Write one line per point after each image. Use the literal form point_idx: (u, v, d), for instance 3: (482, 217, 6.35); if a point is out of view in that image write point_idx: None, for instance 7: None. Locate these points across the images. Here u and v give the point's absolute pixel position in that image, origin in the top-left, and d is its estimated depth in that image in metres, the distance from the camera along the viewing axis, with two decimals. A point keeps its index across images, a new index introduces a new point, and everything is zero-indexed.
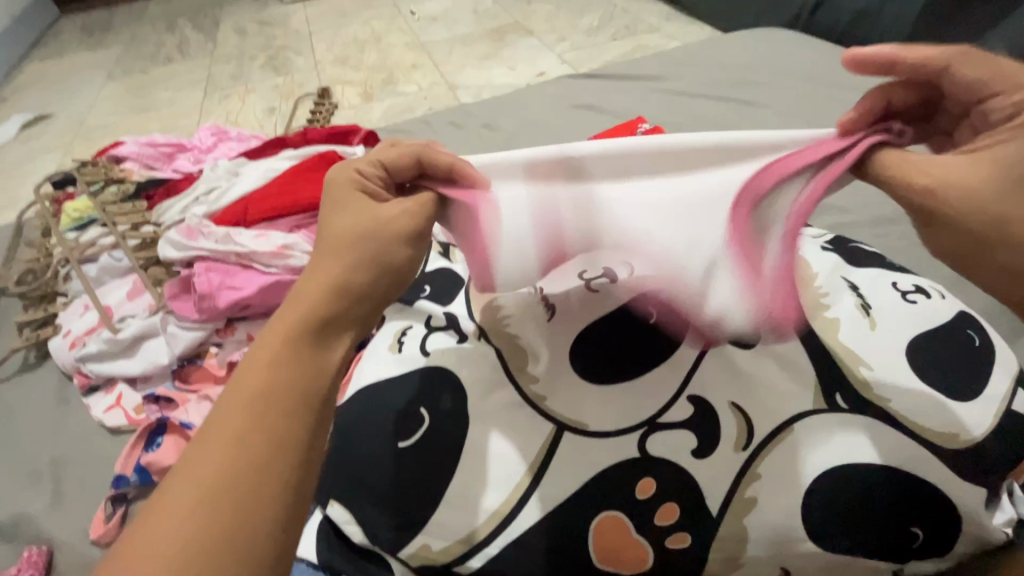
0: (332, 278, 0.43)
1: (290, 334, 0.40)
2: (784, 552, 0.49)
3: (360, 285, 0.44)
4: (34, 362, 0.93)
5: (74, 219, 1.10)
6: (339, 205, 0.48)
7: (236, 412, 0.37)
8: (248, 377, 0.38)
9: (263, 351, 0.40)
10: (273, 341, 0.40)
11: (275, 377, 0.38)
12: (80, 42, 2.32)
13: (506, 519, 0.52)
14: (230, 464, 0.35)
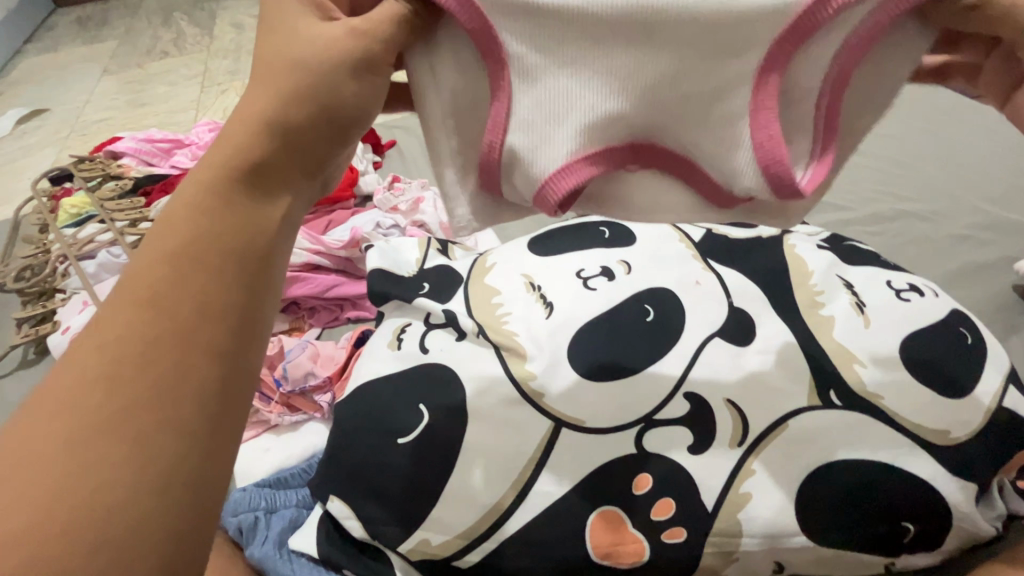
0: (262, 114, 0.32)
1: (218, 182, 0.30)
2: (779, 548, 0.50)
3: (298, 123, 0.32)
4: (33, 358, 0.93)
5: (73, 215, 1.10)
6: (275, 14, 0.34)
7: (138, 286, 0.27)
8: (167, 229, 0.29)
9: (175, 207, 0.29)
10: (196, 188, 0.30)
11: (190, 241, 0.28)
12: (76, 37, 2.30)
13: (504, 515, 0.52)
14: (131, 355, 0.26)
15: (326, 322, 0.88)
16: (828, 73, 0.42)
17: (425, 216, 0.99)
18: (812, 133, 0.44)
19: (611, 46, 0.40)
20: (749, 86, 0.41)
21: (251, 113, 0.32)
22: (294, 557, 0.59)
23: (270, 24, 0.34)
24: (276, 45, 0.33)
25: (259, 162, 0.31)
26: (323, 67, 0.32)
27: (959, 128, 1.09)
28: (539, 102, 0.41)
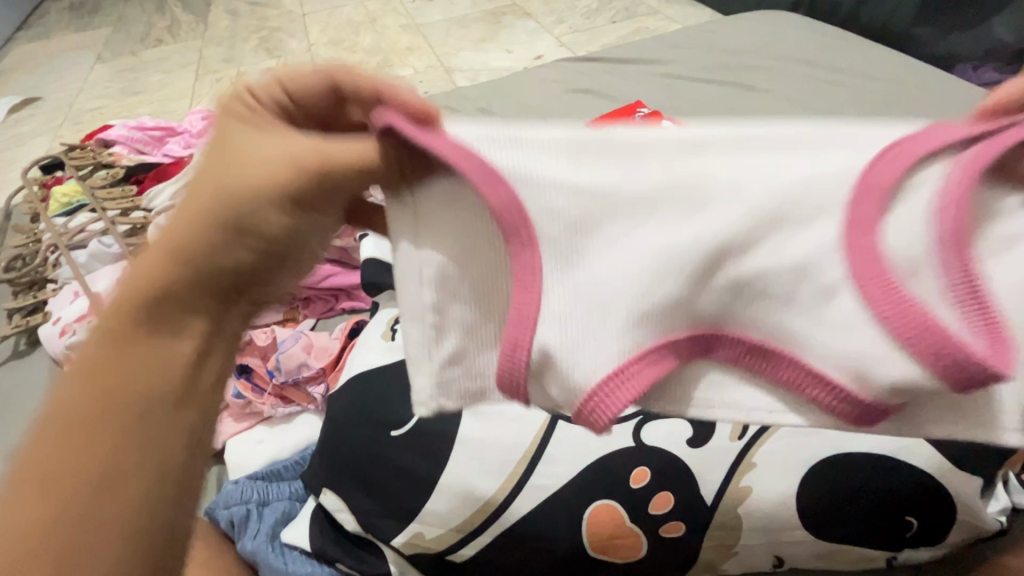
0: (170, 252, 0.27)
1: (117, 332, 0.27)
2: (778, 539, 0.50)
3: (207, 261, 0.27)
4: (24, 349, 0.92)
5: (64, 204, 1.08)
6: (211, 129, 0.29)
7: (44, 448, 0.26)
8: (67, 392, 0.27)
9: (86, 356, 0.27)
10: (98, 339, 0.27)
11: (80, 405, 0.26)
12: (67, 24, 2.26)
13: (499, 508, 0.51)
14: (39, 524, 0.25)
15: (321, 313, 0.87)
16: (941, 237, 0.31)
17: None
18: (956, 309, 0.30)
19: (639, 213, 0.33)
20: (837, 254, 0.32)
21: (163, 255, 0.28)
22: (287, 550, 0.59)
23: (209, 136, 0.29)
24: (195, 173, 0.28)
25: (163, 303, 0.28)
26: (241, 197, 0.27)
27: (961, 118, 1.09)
28: (559, 288, 0.33)
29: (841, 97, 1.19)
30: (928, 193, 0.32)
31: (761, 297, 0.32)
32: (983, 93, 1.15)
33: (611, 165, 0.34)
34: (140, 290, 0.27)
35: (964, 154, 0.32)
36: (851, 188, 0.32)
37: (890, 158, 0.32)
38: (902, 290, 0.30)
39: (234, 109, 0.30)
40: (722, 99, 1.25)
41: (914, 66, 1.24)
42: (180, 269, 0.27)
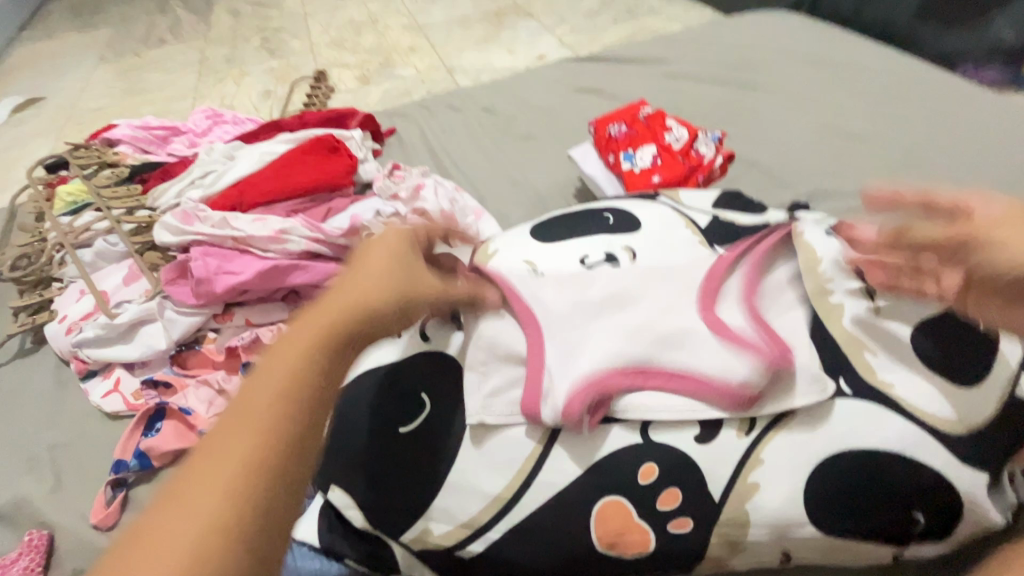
0: (386, 290, 0.43)
1: (330, 334, 0.38)
2: (788, 535, 0.50)
3: (387, 317, 0.42)
4: (30, 347, 0.92)
5: (69, 203, 1.09)
6: (389, 242, 0.46)
7: (272, 396, 0.35)
8: (288, 364, 0.36)
9: (319, 331, 0.39)
10: (315, 336, 0.38)
11: (319, 356, 0.37)
12: (70, 24, 2.26)
13: (508, 504, 0.52)
14: (271, 428, 0.34)
15: None
16: (741, 301, 0.57)
17: (426, 203, 0.97)
18: (749, 354, 0.51)
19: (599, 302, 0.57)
20: (700, 316, 0.55)
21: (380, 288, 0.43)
22: (295, 545, 0.59)
23: (390, 245, 0.46)
24: (387, 264, 0.44)
25: (374, 320, 0.41)
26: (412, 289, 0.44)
27: (964, 117, 1.09)
28: (554, 353, 0.54)
29: (842, 97, 1.20)
30: (737, 281, 0.59)
31: (659, 349, 0.53)
32: (985, 92, 1.16)
33: (575, 284, 0.59)
34: (364, 304, 0.41)
35: (745, 260, 0.60)
36: (698, 292, 0.57)
37: (717, 266, 0.60)
38: (730, 337, 0.53)
39: (407, 228, 0.49)
40: (725, 98, 1.25)
41: (916, 65, 1.24)
42: (390, 302, 0.42)
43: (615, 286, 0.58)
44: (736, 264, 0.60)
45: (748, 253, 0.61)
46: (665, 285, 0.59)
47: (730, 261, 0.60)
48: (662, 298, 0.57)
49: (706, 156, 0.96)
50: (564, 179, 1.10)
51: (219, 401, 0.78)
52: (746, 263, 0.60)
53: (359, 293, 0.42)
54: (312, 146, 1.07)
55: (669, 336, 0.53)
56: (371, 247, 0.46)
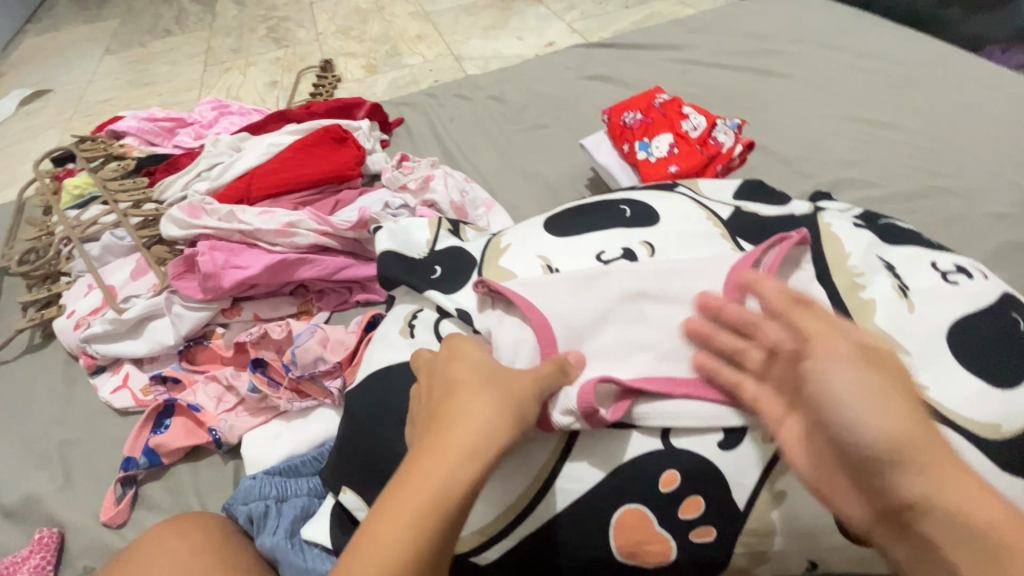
0: (503, 402, 0.44)
1: (468, 450, 0.41)
2: (816, 544, 0.48)
3: (505, 436, 0.42)
4: (39, 342, 0.92)
5: (76, 196, 1.07)
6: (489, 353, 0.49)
7: (418, 494, 0.39)
8: (427, 470, 0.40)
9: (437, 470, 0.40)
10: (451, 454, 0.41)
11: (446, 496, 0.39)
12: (76, 16, 2.25)
13: (523, 513, 0.50)
14: (416, 536, 0.38)
15: (336, 305, 0.87)
16: None
17: (435, 194, 0.94)
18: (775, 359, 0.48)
19: (619, 301, 0.55)
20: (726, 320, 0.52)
21: (494, 418, 0.43)
22: (307, 546, 0.58)
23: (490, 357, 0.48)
24: (498, 371, 0.47)
25: (501, 438, 0.42)
26: (526, 394, 0.45)
27: (993, 102, 1.05)
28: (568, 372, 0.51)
29: (864, 81, 1.16)
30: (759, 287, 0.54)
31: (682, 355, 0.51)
32: (1015, 75, 1.11)
33: (593, 283, 0.56)
34: (478, 440, 0.41)
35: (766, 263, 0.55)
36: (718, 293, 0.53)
37: (740, 266, 0.55)
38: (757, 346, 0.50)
39: (478, 346, 0.51)
40: (741, 83, 1.21)
41: (941, 47, 1.20)
42: (509, 419, 0.43)
43: (636, 285, 0.55)
44: (756, 269, 0.55)
45: (772, 249, 0.56)
46: (688, 286, 0.55)
47: (750, 265, 0.55)
48: (685, 297, 0.54)
49: (726, 144, 0.92)
50: (576, 168, 1.07)
51: (228, 397, 0.76)
52: (765, 264, 0.55)
53: (471, 429, 0.42)
54: (319, 137, 1.05)
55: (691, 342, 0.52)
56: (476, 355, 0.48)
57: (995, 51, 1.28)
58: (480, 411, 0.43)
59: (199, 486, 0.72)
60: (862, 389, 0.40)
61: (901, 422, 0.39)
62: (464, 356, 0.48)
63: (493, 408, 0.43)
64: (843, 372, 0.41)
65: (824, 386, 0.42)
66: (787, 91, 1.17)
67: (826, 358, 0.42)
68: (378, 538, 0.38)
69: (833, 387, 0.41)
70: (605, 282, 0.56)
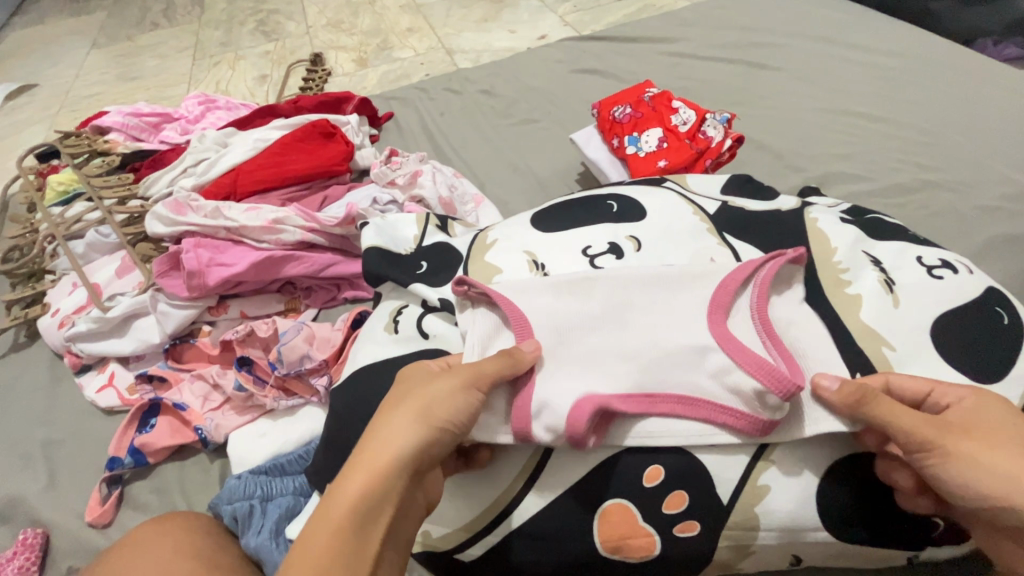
0: (421, 412, 0.45)
1: (386, 461, 0.43)
2: (798, 538, 0.48)
3: (422, 444, 0.44)
4: (24, 341, 0.91)
5: (60, 193, 1.06)
6: (422, 368, 0.50)
7: (338, 506, 0.41)
8: (350, 482, 0.42)
9: (350, 478, 0.42)
10: (369, 466, 0.42)
11: (349, 503, 0.41)
12: (62, 9, 2.21)
13: (505, 510, 0.50)
14: (337, 546, 0.40)
15: (323, 303, 0.86)
16: (760, 325, 0.50)
17: (423, 190, 0.93)
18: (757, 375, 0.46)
19: (605, 302, 0.54)
20: (710, 337, 0.50)
21: (401, 424, 0.44)
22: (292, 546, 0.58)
23: (423, 372, 0.49)
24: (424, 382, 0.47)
25: (417, 446, 0.44)
26: (449, 400, 0.46)
27: (984, 95, 1.05)
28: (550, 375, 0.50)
29: (856, 74, 1.15)
30: (748, 303, 0.52)
31: (662, 362, 0.49)
32: (1006, 68, 1.11)
33: (577, 286, 0.55)
34: (387, 449, 0.43)
35: (760, 276, 0.53)
36: (706, 306, 0.52)
37: (734, 279, 0.53)
38: (740, 363, 0.47)
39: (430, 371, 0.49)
40: (733, 77, 1.20)
41: (934, 40, 1.19)
42: (425, 428, 0.44)
43: (619, 290, 0.54)
44: (747, 284, 0.53)
45: (770, 261, 0.54)
46: (676, 293, 0.54)
47: (740, 280, 0.52)
48: (671, 310, 0.52)
49: (715, 138, 0.91)
50: (566, 163, 1.06)
51: (214, 395, 0.76)
52: (759, 276, 0.53)
53: (382, 438, 0.44)
54: (306, 132, 1.04)
55: (673, 353, 0.50)
56: (410, 373, 0.50)
57: (988, 43, 1.28)
58: (390, 420, 0.45)
59: (186, 486, 0.71)
60: (978, 450, 0.42)
61: (1020, 467, 0.41)
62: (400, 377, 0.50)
63: (404, 414, 0.45)
64: (962, 445, 0.42)
65: (946, 460, 0.42)
66: (778, 85, 1.16)
67: (941, 436, 0.42)
68: (298, 554, 0.40)
69: (962, 458, 0.42)
70: (590, 286, 0.55)
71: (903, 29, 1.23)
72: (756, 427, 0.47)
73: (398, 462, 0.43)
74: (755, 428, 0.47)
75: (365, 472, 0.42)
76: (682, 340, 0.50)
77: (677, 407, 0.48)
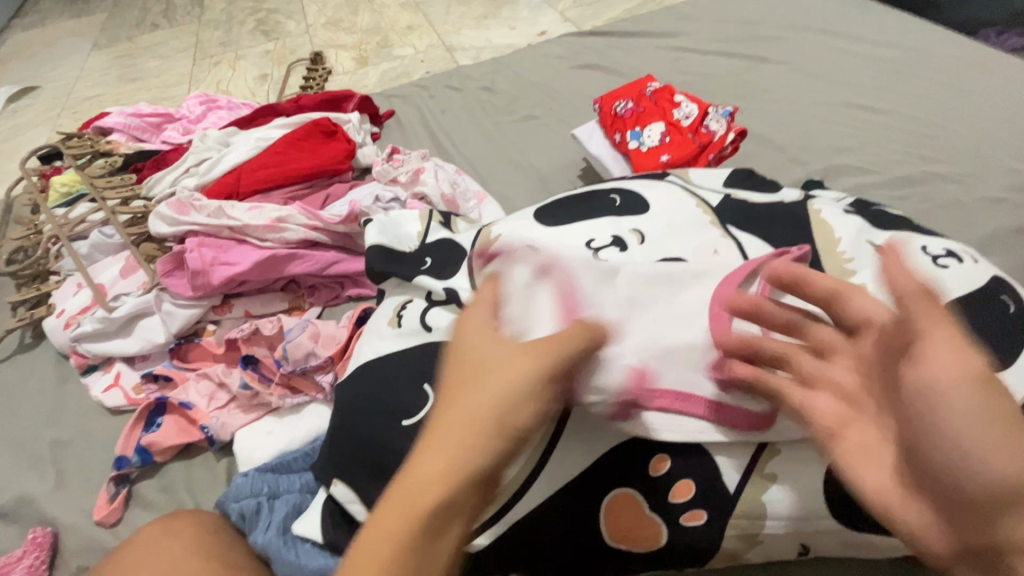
0: (497, 407, 0.37)
1: (456, 465, 0.36)
2: (807, 526, 0.48)
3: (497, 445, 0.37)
4: (30, 342, 0.91)
5: (63, 194, 1.06)
6: (490, 339, 0.42)
7: (395, 510, 0.35)
8: (412, 485, 0.36)
9: (414, 479, 0.36)
10: (436, 470, 0.36)
11: (421, 510, 0.35)
12: (62, 12, 2.21)
13: (512, 500, 0.50)
14: (394, 561, 0.34)
15: (327, 300, 0.86)
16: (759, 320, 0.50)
17: (425, 187, 0.93)
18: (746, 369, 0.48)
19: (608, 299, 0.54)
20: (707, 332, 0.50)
21: (477, 420, 0.37)
22: (298, 542, 0.58)
23: (493, 343, 0.42)
24: (498, 365, 0.40)
25: (490, 446, 0.37)
26: (526, 393, 0.38)
27: (987, 86, 1.04)
28: None
29: (858, 66, 1.14)
30: None
31: (662, 360, 0.49)
32: (1009, 58, 1.10)
33: None
34: (460, 451, 0.36)
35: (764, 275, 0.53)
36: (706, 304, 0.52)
37: (736, 275, 0.53)
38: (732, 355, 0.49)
39: (484, 325, 0.43)
40: (733, 71, 1.20)
41: (936, 32, 1.19)
42: (502, 428, 0.37)
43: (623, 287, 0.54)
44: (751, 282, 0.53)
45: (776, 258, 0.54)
46: (678, 288, 0.54)
47: (742, 279, 0.53)
48: (673, 307, 0.52)
49: (718, 132, 0.90)
50: (568, 159, 1.06)
51: (220, 394, 0.75)
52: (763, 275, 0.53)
53: (458, 427, 0.37)
54: (308, 130, 1.04)
55: (673, 351, 0.50)
56: (481, 342, 0.42)
57: (991, 34, 1.27)
58: (464, 414, 0.38)
59: (193, 484, 0.72)
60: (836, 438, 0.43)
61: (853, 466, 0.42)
62: (468, 345, 0.42)
63: (486, 402, 0.38)
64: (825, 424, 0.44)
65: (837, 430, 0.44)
66: (779, 78, 1.16)
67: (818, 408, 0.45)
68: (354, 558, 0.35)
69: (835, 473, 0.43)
70: None
71: (905, 20, 1.23)
72: (748, 422, 0.48)
73: (468, 467, 0.36)
74: (747, 423, 0.48)
75: (438, 473, 0.36)
76: (683, 339, 0.50)
77: (675, 401, 0.48)
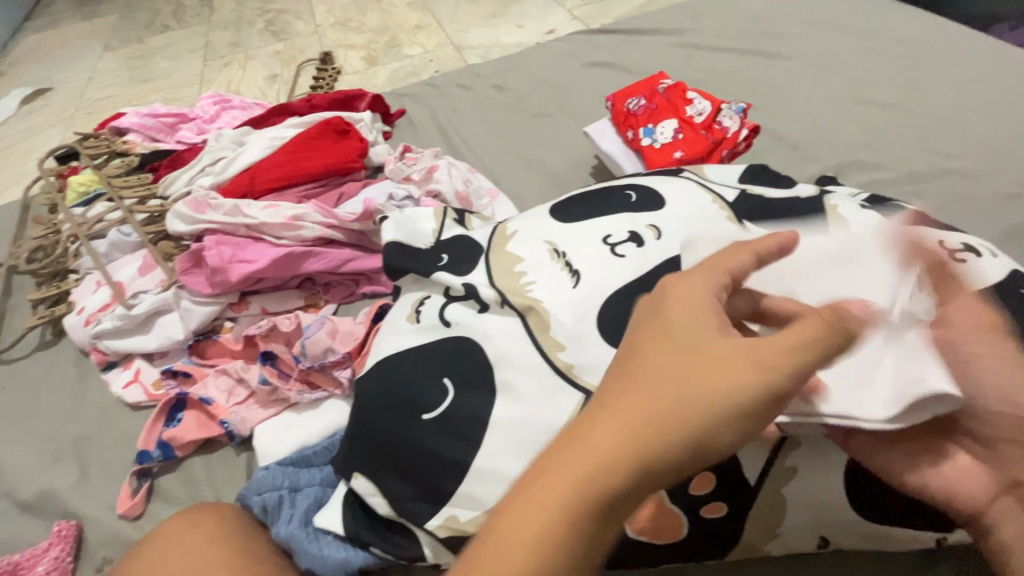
0: (707, 420, 0.33)
1: (645, 466, 0.32)
2: (825, 516, 0.49)
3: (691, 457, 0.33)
4: (50, 339, 0.92)
5: (81, 194, 1.08)
6: (707, 327, 0.36)
7: (566, 486, 0.31)
8: (590, 468, 0.32)
9: (595, 463, 0.32)
10: (625, 462, 0.32)
11: (598, 499, 0.31)
12: (74, 14, 2.23)
13: None
14: (557, 542, 0.31)
15: (343, 297, 0.87)
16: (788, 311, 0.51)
17: (439, 184, 0.94)
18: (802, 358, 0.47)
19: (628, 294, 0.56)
20: None
21: (679, 425, 0.33)
22: (320, 534, 0.59)
23: (712, 331, 0.36)
24: (718, 367, 0.34)
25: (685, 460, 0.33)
26: (740, 412, 0.33)
27: (1000, 81, 1.04)
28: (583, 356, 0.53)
29: (870, 62, 1.14)
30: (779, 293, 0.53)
31: None
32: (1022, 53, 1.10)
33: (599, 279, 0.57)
34: (657, 453, 0.32)
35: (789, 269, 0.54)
36: None
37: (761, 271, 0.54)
38: None
39: (706, 305, 0.37)
40: (744, 68, 1.20)
41: (948, 27, 1.18)
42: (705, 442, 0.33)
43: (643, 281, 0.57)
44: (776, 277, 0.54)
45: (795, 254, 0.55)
46: None
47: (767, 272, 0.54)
48: None
49: (731, 128, 0.91)
50: (579, 156, 1.06)
51: (238, 390, 0.76)
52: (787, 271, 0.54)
53: (656, 419, 0.33)
54: (322, 129, 1.05)
55: None
56: (697, 325, 0.36)
57: (1004, 29, 1.26)
58: (667, 412, 0.33)
59: (213, 477, 0.73)
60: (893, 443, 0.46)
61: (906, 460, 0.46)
62: (677, 325, 0.36)
63: (694, 402, 0.33)
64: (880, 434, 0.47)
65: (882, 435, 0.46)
66: (790, 75, 1.15)
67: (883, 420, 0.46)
68: (506, 522, 0.32)
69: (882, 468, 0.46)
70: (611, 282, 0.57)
71: (917, 15, 1.22)
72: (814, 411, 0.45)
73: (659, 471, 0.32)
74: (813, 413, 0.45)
75: (613, 459, 0.32)
76: None
77: None
